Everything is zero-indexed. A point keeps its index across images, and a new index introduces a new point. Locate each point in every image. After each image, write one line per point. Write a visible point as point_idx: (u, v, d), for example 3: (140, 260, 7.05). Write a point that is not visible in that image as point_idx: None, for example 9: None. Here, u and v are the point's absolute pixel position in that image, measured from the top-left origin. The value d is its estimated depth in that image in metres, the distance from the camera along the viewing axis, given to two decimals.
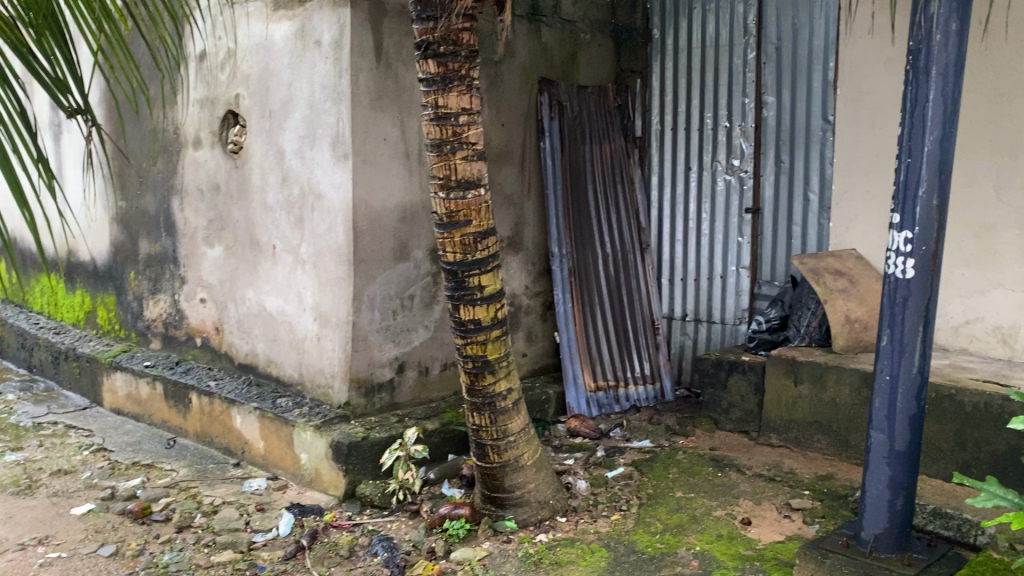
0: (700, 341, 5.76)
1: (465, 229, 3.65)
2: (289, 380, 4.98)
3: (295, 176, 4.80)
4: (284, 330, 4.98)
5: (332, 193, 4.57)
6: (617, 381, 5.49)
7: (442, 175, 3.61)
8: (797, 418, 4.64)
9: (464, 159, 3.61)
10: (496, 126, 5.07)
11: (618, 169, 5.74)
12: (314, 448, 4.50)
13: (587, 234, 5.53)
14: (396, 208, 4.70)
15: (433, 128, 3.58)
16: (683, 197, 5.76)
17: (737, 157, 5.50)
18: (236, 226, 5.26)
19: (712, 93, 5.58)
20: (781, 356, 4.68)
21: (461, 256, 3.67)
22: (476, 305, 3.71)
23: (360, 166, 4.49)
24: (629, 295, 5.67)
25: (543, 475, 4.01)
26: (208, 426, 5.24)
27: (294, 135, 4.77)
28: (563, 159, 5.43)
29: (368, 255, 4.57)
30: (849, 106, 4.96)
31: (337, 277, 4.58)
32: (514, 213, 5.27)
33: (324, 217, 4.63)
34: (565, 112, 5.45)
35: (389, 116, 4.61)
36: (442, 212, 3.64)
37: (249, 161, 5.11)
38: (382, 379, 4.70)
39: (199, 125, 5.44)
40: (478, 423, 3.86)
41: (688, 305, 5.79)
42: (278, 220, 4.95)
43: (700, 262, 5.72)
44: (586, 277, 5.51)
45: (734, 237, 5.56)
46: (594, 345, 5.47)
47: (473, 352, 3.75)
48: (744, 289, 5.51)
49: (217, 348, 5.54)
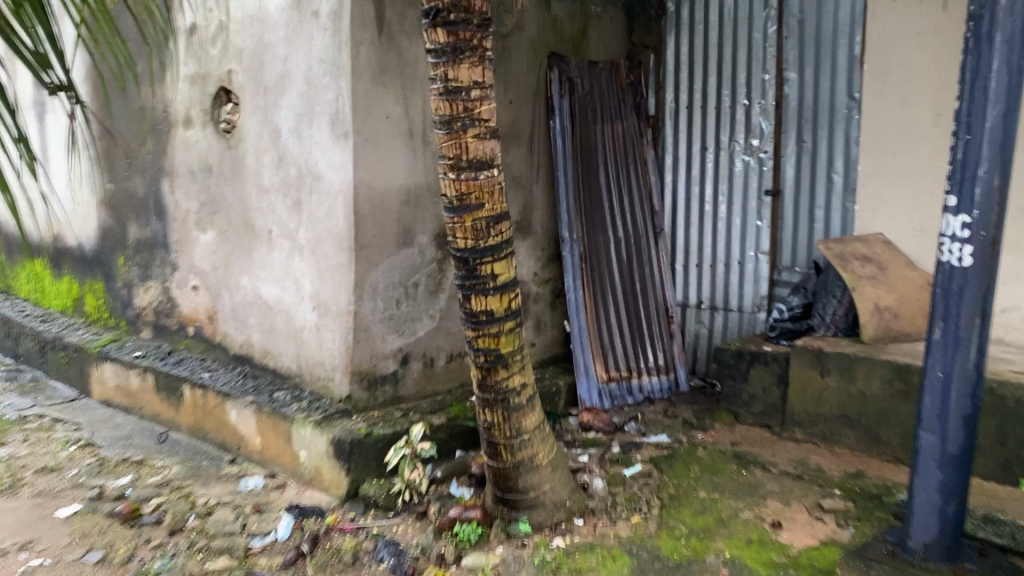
0: (716, 330, 5.51)
1: (478, 214, 3.38)
2: (287, 372, 4.72)
3: (291, 157, 4.52)
4: (281, 319, 4.72)
5: (332, 175, 4.30)
6: (630, 372, 5.25)
7: (452, 155, 3.34)
8: (824, 412, 4.40)
9: (476, 137, 3.34)
10: (505, 104, 4.79)
11: (631, 149, 5.47)
12: (313, 446, 4.23)
13: (598, 218, 5.26)
14: (399, 191, 4.43)
15: (442, 103, 3.30)
16: (699, 180, 5.50)
17: (756, 136, 5.23)
18: (230, 209, 4.99)
19: (731, 69, 5.30)
20: (806, 348, 4.42)
21: (473, 243, 3.40)
22: (489, 295, 3.45)
23: (362, 145, 4.21)
24: (641, 282, 5.41)
25: (559, 474, 3.77)
26: (202, 420, 4.98)
27: (291, 114, 4.49)
28: (574, 139, 5.15)
29: (370, 241, 4.30)
30: (878, 83, 4.70)
31: (338, 264, 4.32)
32: (523, 195, 5.00)
33: (324, 200, 4.36)
34: (576, 90, 5.17)
35: (392, 93, 4.33)
36: (452, 195, 3.38)
37: (242, 141, 4.82)
38: (385, 371, 4.45)
39: (190, 103, 5.14)
40: (491, 421, 3.62)
41: (703, 292, 5.54)
42: (274, 204, 4.68)
43: (717, 247, 5.46)
44: (598, 262, 5.24)
45: (753, 221, 5.29)
46: (606, 334, 5.21)
47: (485, 345, 3.51)
48: (763, 276, 5.26)
49: (211, 337, 5.28)
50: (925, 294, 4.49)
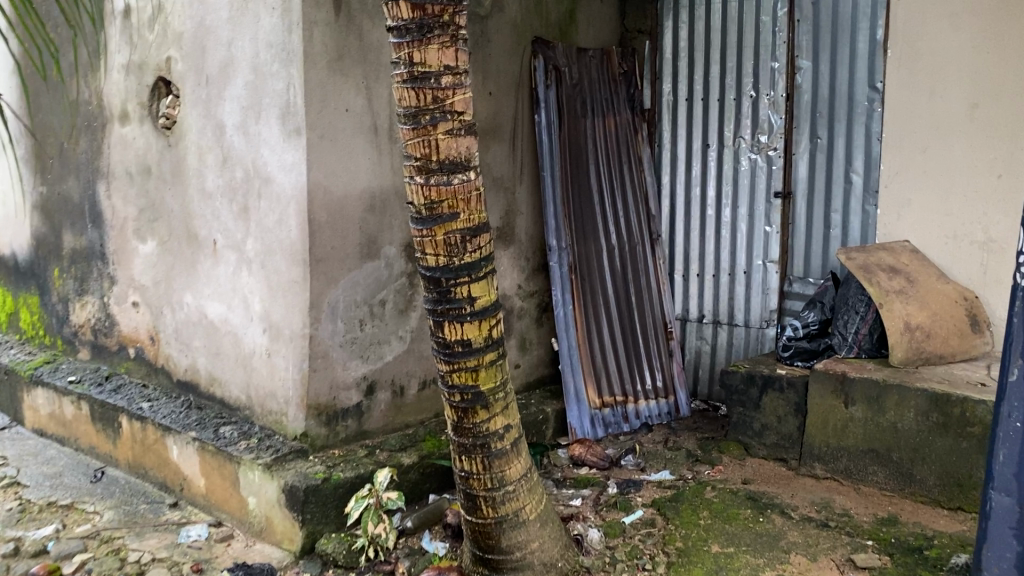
0: (719, 347, 4.97)
1: (451, 225, 2.81)
2: (236, 402, 4.14)
3: (237, 157, 3.95)
4: (228, 342, 4.15)
5: (282, 177, 3.73)
6: (626, 396, 4.69)
7: (419, 155, 2.77)
8: (848, 446, 3.87)
9: (448, 133, 2.76)
10: (483, 96, 4.23)
11: (626, 146, 4.91)
12: (264, 493, 3.67)
13: (589, 223, 4.71)
14: (362, 195, 3.85)
15: (407, 92, 2.73)
16: (700, 180, 4.95)
17: (764, 132, 4.69)
18: (172, 216, 4.39)
19: (734, 58, 4.76)
20: (828, 372, 3.89)
21: (445, 261, 2.83)
22: (465, 322, 2.88)
23: (317, 143, 3.64)
24: (637, 295, 4.85)
25: (550, 530, 3.20)
26: (141, 456, 4.38)
27: (236, 107, 3.91)
28: (561, 135, 4.59)
29: (328, 253, 3.73)
30: (904, 70, 4.17)
31: (292, 280, 3.75)
32: (504, 198, 4.44)
33: (274, 206, 3.80)
34: (563, 80, 4.60)
35: (352, 83, 3.75)
36: (421, 203, 2.80)
37: (184, 139, 4.23)
38: (347, 403, 3.87)
39: (126, 96, 4.53)
40: (468, 470, 3.06)
41: (705, 305, 5.00)
42: (218, 211, 4.11)
43: (720, 255, 4.92)
44: (589, 273, 4.68)
45: (761, 226, 4.75)
46: (599, 353, 4.65)
47: (460, 382, 2.94)
48: (772, 288, 4.72)
49: (153, 361, 4.68)
50: (959, 310, 3.97)
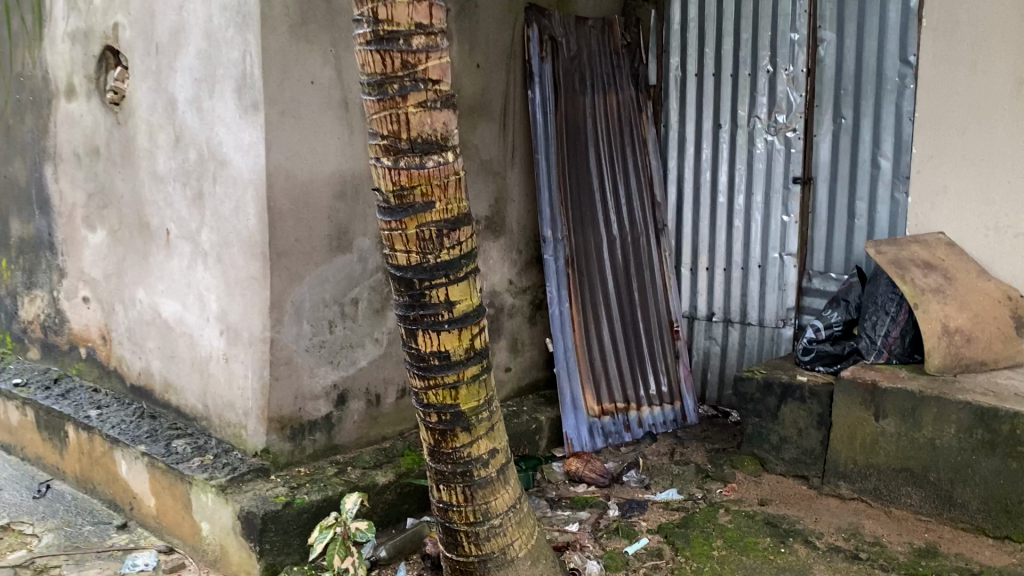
0: (730, 348, 4.53)
1: (425, 218, 2.36)
2: (192, 412, 3.71)
3: (190, 136, 3.49)
4: (183, 344, 3.72)
5: (239, 159, 3.28)
6: (628, 402, 4.26)
7: (386, 132, 2.31)
8: (878, 463, 3.44)
9: (421, 106, 2.30)
10: (470, 69, 3.77)
11: (630, 127, 4.44)
12: (218, 518, 3.24)
13: (588, 211, 4.26)
14: (331, 179, 3.40)
15: (370, 57, 2.27)
16: (710, 164, 4.50)
17: (782, 112, 4.24)
18: (122, 203, 3.93)
19: (749, 29, 4.29)
20: (856, 382, 3.45)
21: (418, 259, 2.38)
22: (442, 332, 2.44)
23: (278, 121, 3.18)
24: (641, 292, 4.41)
25: (543, 568, 2.78)
26: (88, 470, 3.94)
27: (188, 79, 3.44)
28: (558, 114, 4.13)
29: (291, 246, 3.28)
30: (940, 41, 3.71)
31: (250, 277, 3.31)
32: (493, 183, 3.99)
33: (230, 192, 3.35)
34: (560, 52, 4.13)
35: (318, 51, 3.29)
36: (389, 190, 2.35)
37: (133, 116, 3.76)
38: (314, 415, 3.43)
39: (71, 68, 4.06)
40: (448, 502, 2.63)
41: (715, 301, 4.56)
42: (171, 197, 3.66)
43: (732, 248, 4.47)
44: (587, 266, 4.23)
45: (777, 215, 4.31)
46: (598, 355, 4.22)
47: (437, 401, 2.51)
48: (789, 283, 4.29)
49: (105, 363, 4.23)
50: (1003, 311, 3.53)
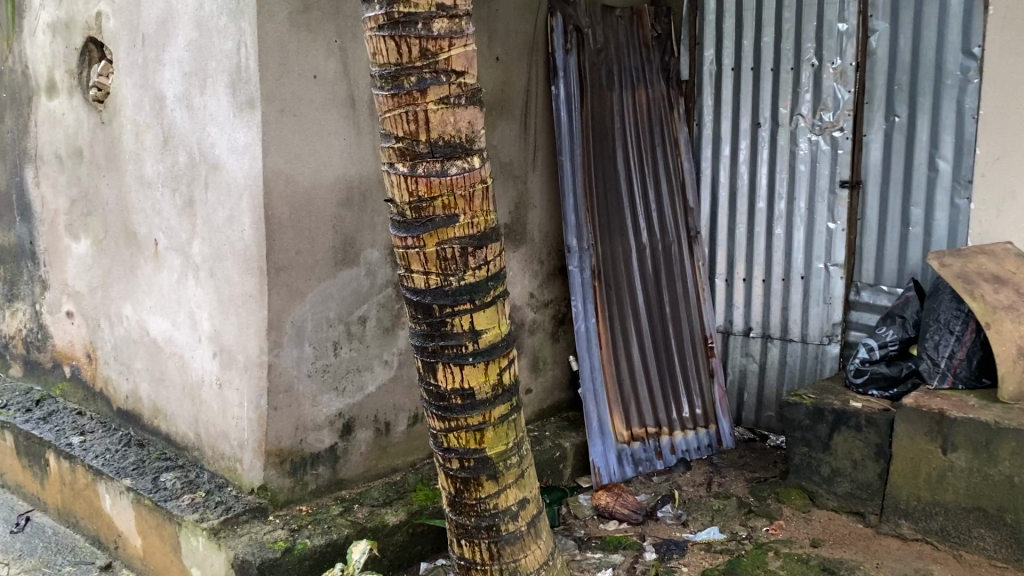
0: (769, 366, 4.17)
1: (446, 233, 2.00)
2: (184, 441, 3.37)
3: (179, 136, 3.14)
4: (173, 366, 3.38)
5: (232, 162, 2.93)
6: (659, 426, 3.91)
7: (402, 133, 1.96)
8: (946, 501, 3.07)
9: (443, 102, 1.95)
10: (488, 63, 3.44)
11: (661, 126, 4.09)
12: (209, 565, 2.88)
13: (616, 218, 3.90)
14: (335, 185, 3.05)
15: (384, 44, 1.92)
16: (748, 166, 4.14)
17: (828, 109, 3.87)
18: (107, 210, 3.59)
19: (791, 19, 3.92)
20: (921, 410, 3.09)
21: (439, 282, 2.03)
22: (465, 366, 2.09)
23: (276, 120, 2.83)
24: (673, 305, 4.05)
25: None
26: (70, 502, 3.59)
27: (177, 73, 3.09)
28: (584, 111, 3.77)
29: (290, 259, 2.93)
30: (1010, 29, 3.33)
31: (246, 294, 2.96)
32: (513, 187, 3.64)
33: (224, 199, 3.00)
34: (586, 44, 3.78)
35: (321, 41, 2.94)
36: (405, 202, 2.00)
37: (118, 115, 3.41)
38: (317, 447, 3.09)
39: (52, 62, 3.71)
40: (470, 559, 2.29)
41: (753, 315, 4.20)
42: (159, 203, 3.31)
43: (772, 257, 4.11)
44: (615, 278, 3.88)
45: (822, 222, 3.95)
46: (627, 375, 3.86)
47: (460, 446, 2.16)
48: (835, 297, 3.93)
49: (91, 384, 3.89)
50: None
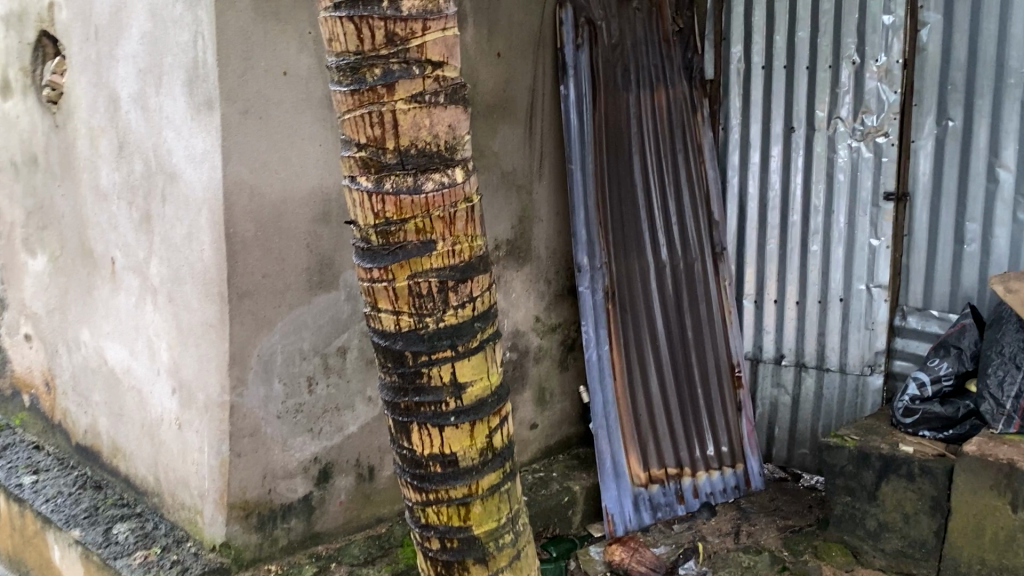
0: (803, 398, 3.75)
1: (421, 264, 1.60)
2: (143, 486, 2.98)
3: (134, 142, 2.76)
4: (132, 401, 3.00)
5: (190, 172, 2.55)
6: (680, 467, 3.50)
7: (363, 140, 1.56)
8: (1015, 566, 2.66)
9: (415, 100, 1.55)
10: (488, 59, 3.04)
11: (683, 130, 3.67)
12: None
13: (633, 233, 3.49)
14: (310, 198, 2.66)
15: (340, 27, 1.52)
16: (780, 175, 3.72)
17: (871, 112, 3.44)
18: (63, 223, 3.21)
19: (830, 11, 3.49)
20: (987, 461, 2.67)
21: (411, 324, 1.63)
22: (446, 429, 1.68)
23: (239, 123, 2.45)
24: (695, 330, 3.63)
25: None
26: (20, 550, 3.22)
27: (132, 70, 2.71)
28: (596, 114, 3.36)
29: (256, 284, 2.54)
30: None
31: (205, 323, 2.58)
32: (516, 200, 3.24)
33: (182, 214, 2.62)
34: (599, 38, 3.37)
35: (291, 33, 2.54)
36: (369, 225, 1.60)
37: (72, 117, 3.04)
38: (288, 498, 2.71)
39: (7, 59, 3.34)
40: None
41: (785, 340, 3.77)
42: (115, 217, 2.93)
43: (807, 277, 3.69)
44: (631, 300, 3.47)
45: (864, 238, 3.52)
46: (643, 410, 3.45)
47: (441, 523, 1.76)
48: (879, 322, 3.51)
49: (49, 415, 3.52)
50: None
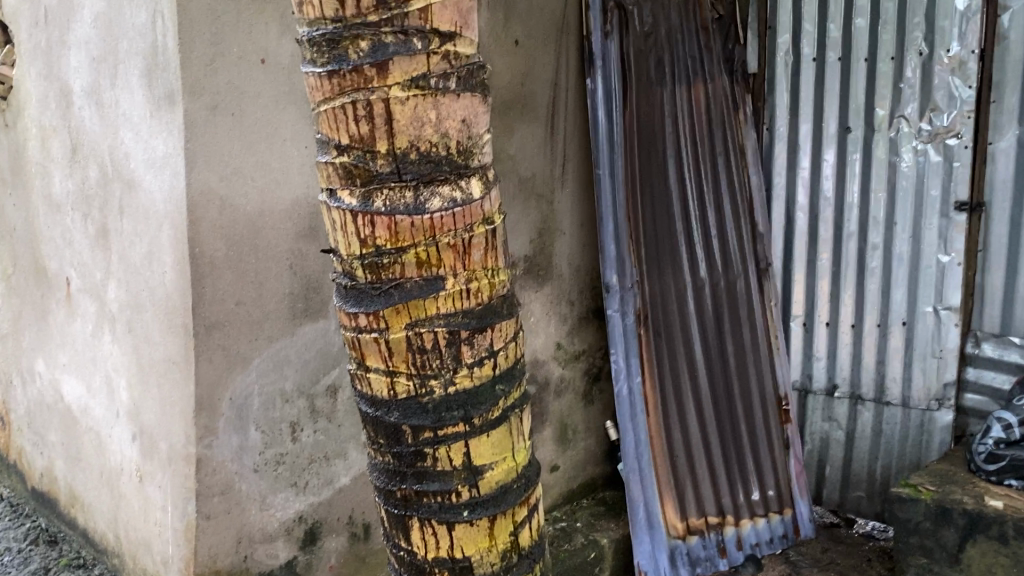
0: (859, 435, 3.32)
1: (423, 310, 1.17)
2: (102, 544, 2.56)
3: (88, 143, 2.34)
4: (90, 444, 2.58)
5: (150, 179, 2.13)
6: (722, 515, 3.08)
7: (346, 141, 1.14)
8: None
9: (416, 85, 1.12)
10: (505, 48, 2.61)
11: (724, 131, 3.24)
12: None
13: (668, 249, 3.07)
14: (295, 211, 2.25)
15: None
16: (833, 182, 3.29)
17: (940, 110, 3.01)
18: (15, 237, 2.80)
19: None
20: None
21: (411, 390, 1.20)
22: (457, 528, 1.26)
23: (207, 121, 2.02)
24: (738, 358, 3.20)
25: None
26: None
27: (84, 59, 2.29)
28: (628, 113, 2.94)
29: (228, 313, 2.12)
30: None
31: (168, 360, 2.16)
32: (536, 211, 2.82)
33: (141, 230, 2.20)
34: (630, 25, 2.94)
35: (271, 14, 2.13)
36: (354, 257, 1.18)
37: (22, 116, 2.62)
38: (269, 565, 2.29)
39: None
40: None
41: (839, 369, 3.35)
42: (70, 232, 2.51)
43: (864, 298, 3.26)
44: (666, 326, 3.04)
45: (932, 254, 3.08)
46: (680, 450, 3.03)
47: None
48: (948, 350, 3.07)
49: (5, 454, 3.11)
50: None
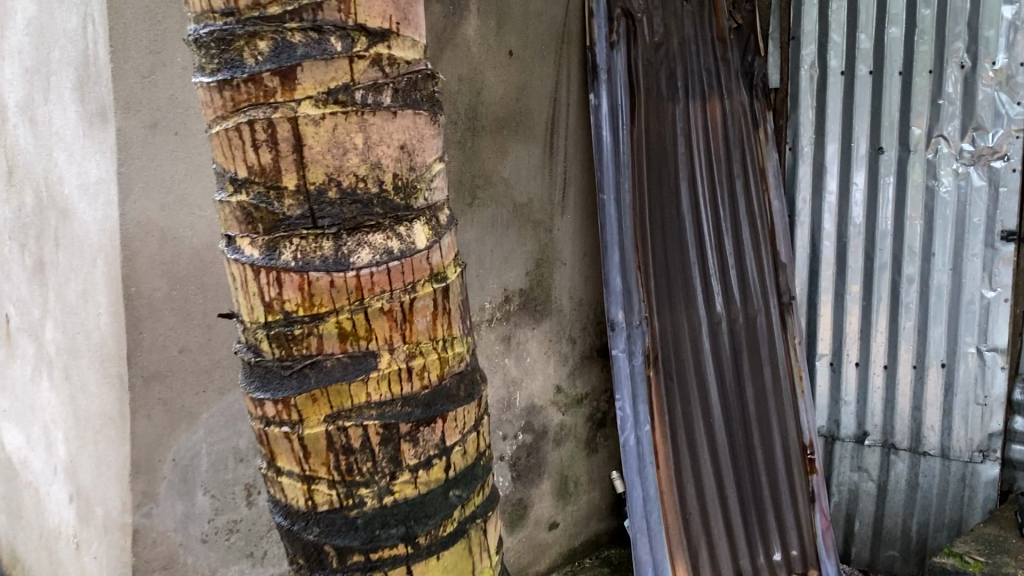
0: (893, 487, 3.00)
1: (348, 398, 0.88)
2: None
3: (24, 165, 2.08)
4: (29, 501, 2.30)
5: (83, 208, 1.85)
6: None
7: (242, 171, 0.86)
8: None
9: (334, 96, 0.83)
10: (499, 59, 2.34)
11: (743, 151, 2.95)
12: None
13: (681, 282, 2.77)
14: None
15: None
16: (863, 208, 2.98)
17: (984, 129, 2.71)
18: None
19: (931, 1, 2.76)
20: None
21: (335, 503, 0.91)
22: None
23: (145, 141, 1.75)
24: (758, 401, 2.90)
25: None
26: None
27: (19, 70, 2.03)
28: (636, 131, 2.65)
29: (171, 362, 1.85)
30: None
31: (103, 415, 1.87)
32: (532, 239, 2.53)
33: (75, 265, 1.92)
34: (639, 34, 2.65)
35: None
36: (259, 326, 0.89)
37: None
38: None
39: None
40: None
41: (870, 413, 3.03)
42: (9, 263, 2.24)
43: (899, 336, 2.94)
44: (678, 367, 2.74)
45: (975, 289, 2.77)
46: (694, 506, 2.72)
47: None
48: (994, 397, 2.75)
49: None
50: None
